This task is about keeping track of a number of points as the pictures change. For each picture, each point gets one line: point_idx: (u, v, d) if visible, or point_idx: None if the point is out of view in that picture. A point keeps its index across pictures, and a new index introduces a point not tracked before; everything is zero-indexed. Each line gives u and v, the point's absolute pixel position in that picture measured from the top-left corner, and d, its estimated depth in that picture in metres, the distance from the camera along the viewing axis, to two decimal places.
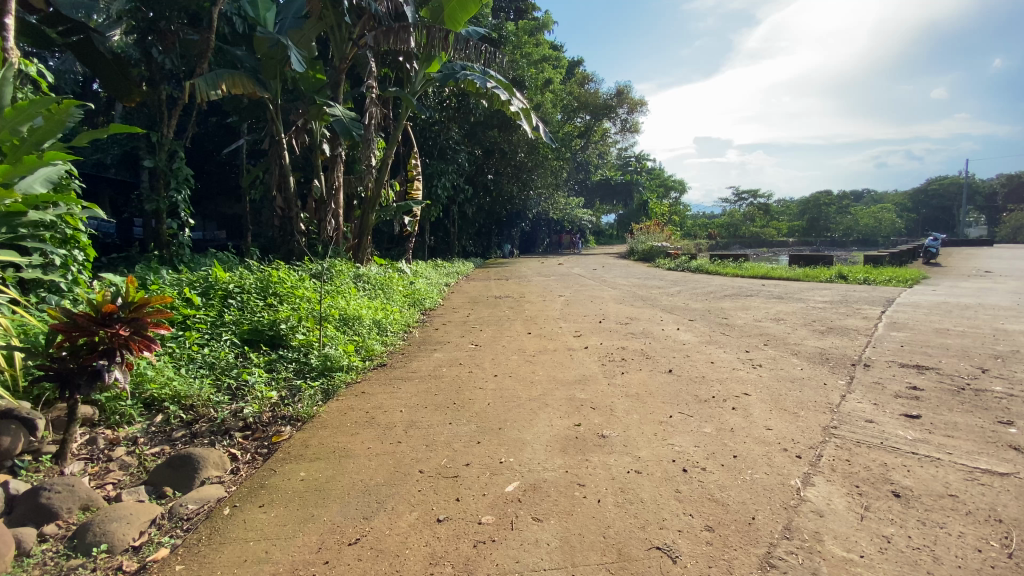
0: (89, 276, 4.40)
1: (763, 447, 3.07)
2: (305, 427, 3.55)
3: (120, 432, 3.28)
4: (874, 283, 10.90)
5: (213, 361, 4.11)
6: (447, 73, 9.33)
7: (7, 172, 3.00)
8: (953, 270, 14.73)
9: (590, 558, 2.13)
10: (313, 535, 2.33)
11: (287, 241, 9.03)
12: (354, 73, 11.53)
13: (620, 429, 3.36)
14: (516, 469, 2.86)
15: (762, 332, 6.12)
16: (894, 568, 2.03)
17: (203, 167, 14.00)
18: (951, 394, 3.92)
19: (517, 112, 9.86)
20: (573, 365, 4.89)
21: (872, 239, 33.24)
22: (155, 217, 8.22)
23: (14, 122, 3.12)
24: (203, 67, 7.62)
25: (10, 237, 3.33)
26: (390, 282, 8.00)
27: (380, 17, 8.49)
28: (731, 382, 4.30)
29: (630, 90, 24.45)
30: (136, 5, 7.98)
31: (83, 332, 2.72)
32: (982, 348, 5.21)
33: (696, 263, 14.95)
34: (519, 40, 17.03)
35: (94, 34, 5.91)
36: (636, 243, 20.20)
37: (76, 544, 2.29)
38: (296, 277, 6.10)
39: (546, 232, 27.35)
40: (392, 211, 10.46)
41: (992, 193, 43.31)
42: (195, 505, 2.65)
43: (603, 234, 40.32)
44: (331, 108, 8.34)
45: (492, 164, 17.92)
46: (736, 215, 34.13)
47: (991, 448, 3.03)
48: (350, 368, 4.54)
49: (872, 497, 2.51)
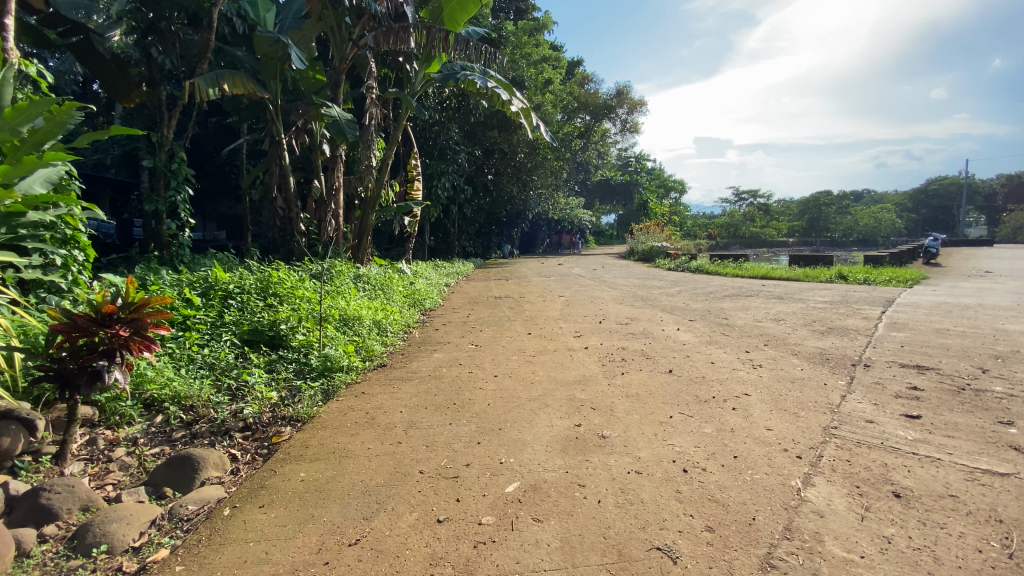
0: (89, 276, 4.40)
1: (763, 447, 3.07)
2: (305, 427, 3.55)
3: (120, 433, 3.28)
4: (874, 283, 10.90)
5: (213, 361, 4.11)
6: (446, 73, 9.34)
7: (7, 173, 3.00)
8: (953, 270, 14.73)
9: (591, 558, 2.12)
10: (314, 535, 2.33)
11: (287, 242, 9.03)
12: (354, 73, 11.54)
13: (620, 429, 3.36)
14: (516, 470, 2.86)
15: (762, 332, 6.12)
16: (894, 568, 2.03)
17: (203, 167, 14.02)
18: (951, 394, 3.92)
19: (517, 113, 9.85)
20: (573, 365, 4.89)
21: (872, 240, 33.34)
22: (155, 217, 8.22)
23: (14, 124, 3.11)
24: (203, 67, 7.63)
25: (10, 238, 3.34)
26: (390, 282, 8.00)
27: (380, 18, 8.49)
28: (731, 382, 4.30)
29: (630, 90, 24.46)
30: (136, 5, 7.99)
31: (83, 332, 2.72)
32: (982, 348, 5.22)
33: (696, 263, 14.95)
34: (519, 40, 17.04)
35: (93, 36, 5.91)
36: (637, 243, 20.21)
37: (76, 545, 2.28)
38: (296, 277, 6.11)
39: (546, 232, 27.34)
40: (392, 211, 10.47)
41: (992, 193, 43.30)
42: (195, 506, 2.65)
43: (603, 234, 40.35)
44: (329, 109, 8.36)
45: (492, 164, 17.94)
46: (736, 215, 34.13)
47: (991, 448, 3.03)
48: (350, 369, 4.54)
49: (873, 497, 2.51)
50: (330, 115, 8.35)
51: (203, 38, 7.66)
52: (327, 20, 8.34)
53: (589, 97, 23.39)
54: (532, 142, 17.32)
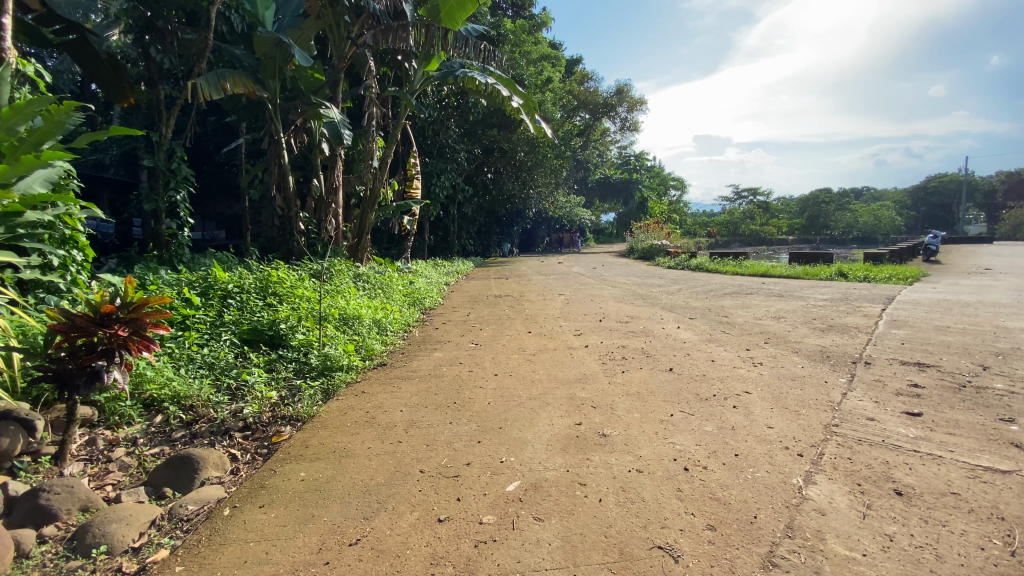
0: (88, 275, 4.39)
1: (764, 445, 3.06)
2: (306, 427, 3.54)
3: (120, 433, 3.28)
4: (874, 280, 10.92)
5: (213, 361, 4.11)
6: (446, 71, 9.40)
7: (5, 172, 2.97)
8: (951, 271, 13.82)
9: (592, 558, 2.11)
10: (314, 535, 2.32)
11: (287, 241, 8.99)
12: (354, 72, 11.55)
13: (620, 428, 3.35)
14: (516, 469, 2.85)
15: (763, 330, 6.10)
16: (897, 567, 2.02)
17: (203, 168, 14.04)
18: (952, 392, 3.91)
19: (517, 109, 9.75)
20: (573, 364, 4.85)
21: (871, 238, 33.64)
22: (154, 217, 8.19)
23: (12, 123, 3.08)
24: (200, 65, 7.58)
25: (9, 237, 3.30)
26: (389, 281, 7.97)
27: (380, 17, 8.46)
28: (731, 380, 4.28)
29: (629, 88, 24.48)
30: (134, 4, 7.92)
31: (82, 332, 2.71)
32: (983, 345, 5.22)
33: (696, 261, 14.93)
34: (518, 39, 17.07)
35: (92, 36, 5.90)
36: (637, 241, 20.22)
37: (76, 545, 2.27)
38: (295, 277, 6.07)
39: (544, 230, 27.32)
40: (391, 211, 10.44)
41: (992, 189, 43.25)
42: (195, 506, 2.63)
43: (602, 234, 40.59)
44: (327, 110, 8.14)
45: (492, 163, 17.98)
46: (736, 213, 33.09)
47: (993, 446, 3.03)
48: (350, 368, 4.52)
49: (874, 495, 2.50)
50: (326, 115, 8.05)
51: (201, 37, 7.63)
52: (327, 19, 8.36)
53: (589, 96, 23.36)
54: (531, 141, 17.32)
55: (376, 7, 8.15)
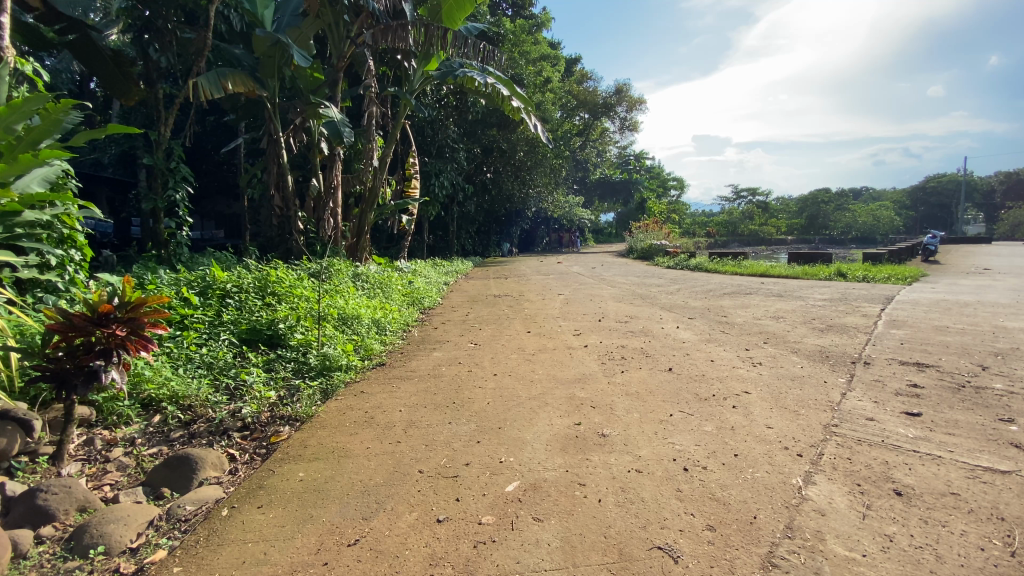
0: (86, 275, 4.38)
1: (764, 446, 3.06)
2: (305, 427, 3.53)
3: (117, 433, 3.27)
4: (873, 280, 10.97)
5: (211, 361, 4.09)
6: (446, 71, 9.34)
7: (2, 171, 2.95)
8: (949, 270, 13.87)
9: (591, 558, 2.11)
10: (313, 535, 2.32)
11: (286, 241, 9.00)
12: (354, 70, 11.54)
13: (620, 428, 3.35)
14: (516, 469, 2.84)
15: (762, 330, 6.10)
16: (897, 567, 2.01)
17: (202, 167, 14.04)
18: (951, 391, 3.92)
19: (517, 110, 9.70)
20: (573, 364, 4.84)
21: (870, 237, 33.76)
22: (153, 217, 8.20)
23: (9, 121, 3.04)
24: (199, 64, 7.56)
25: (6, 237, 3.29)
26: (389, 281, 7.96)
27: (380, 17, 8.47)
28: (731, 380, 4.28)
29: (629, 88, 24.60)
30: (133, 3, 7.91)
31: (80, 332, 2.70)
32: (981, 345, 5.24)
33: (696, 261, 14.95)
34: (517, 38, 17.08)
35: (92, 32, 5.92)
36: (637, 241, 20.28)
37: (73, 546, 2.26)
38: (294, 276, 6.05)
39: (544, 230, 27.39)
40: (390, 211, 10.45)
41: (991, 189, 43.38)
42: (194, 507, 2.63)
43: (602, 235, 40.81)
44: (326, 109, 8.10)
45: (491, 163, 17.97)
46: (735, 211, 33.67)
47: (991, 446, 3.02)
48: (349, 368, 4.51)
49: (874, 496, 2.50)
50: (326, 115, 8.03)
51: (200, 36, 7.62)
52: (325, 18, 8.35)
53: (589, 96, 23.35)
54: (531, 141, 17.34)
55: (375, 6, 8.14)
